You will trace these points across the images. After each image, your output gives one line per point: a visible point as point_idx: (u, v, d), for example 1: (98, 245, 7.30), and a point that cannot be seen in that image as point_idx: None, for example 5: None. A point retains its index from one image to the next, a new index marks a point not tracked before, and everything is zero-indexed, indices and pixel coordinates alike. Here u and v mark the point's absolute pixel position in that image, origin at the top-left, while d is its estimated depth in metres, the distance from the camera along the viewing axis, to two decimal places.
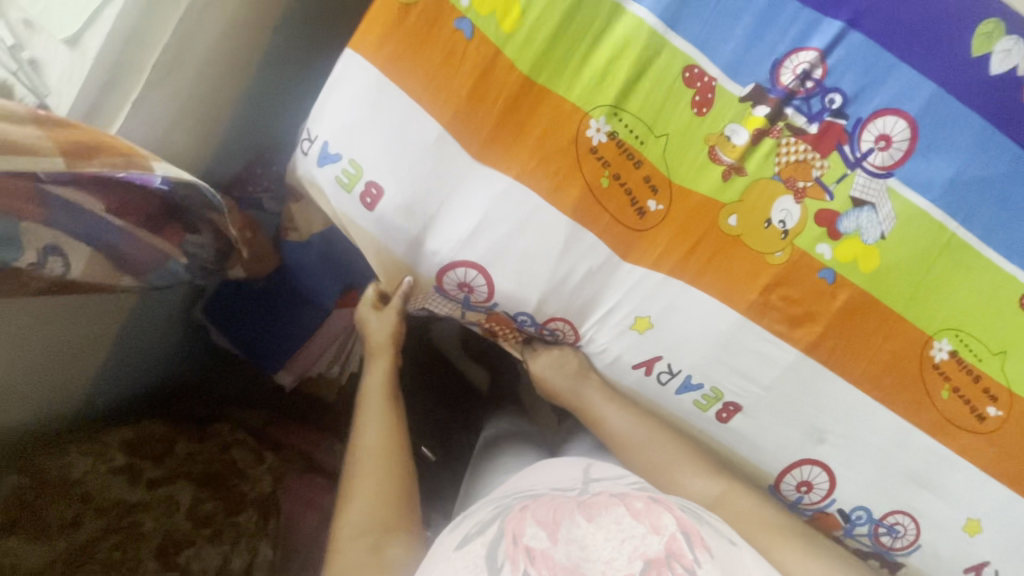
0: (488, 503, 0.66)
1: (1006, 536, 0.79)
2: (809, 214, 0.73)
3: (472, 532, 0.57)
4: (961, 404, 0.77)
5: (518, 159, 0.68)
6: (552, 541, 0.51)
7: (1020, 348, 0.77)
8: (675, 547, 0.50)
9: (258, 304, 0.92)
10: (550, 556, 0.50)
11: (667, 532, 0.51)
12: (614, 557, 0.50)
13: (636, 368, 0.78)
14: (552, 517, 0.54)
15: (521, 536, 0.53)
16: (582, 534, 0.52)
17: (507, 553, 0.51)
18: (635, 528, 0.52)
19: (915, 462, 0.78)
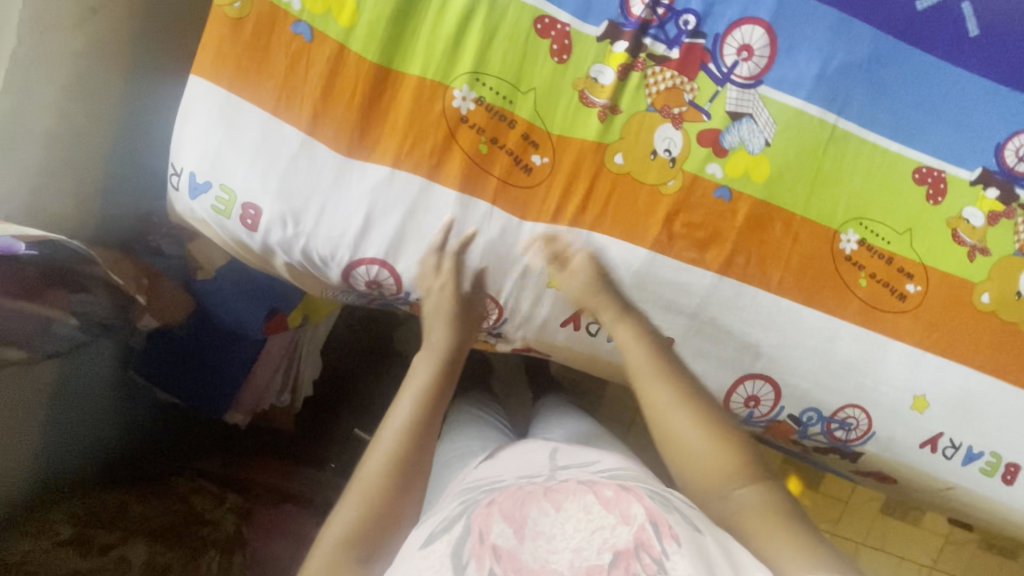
0: (458, 489, 0.69)
1: (950, 403, 0.81)
2: (691, 137, 0.74)
3: (437, 529, 0.56)
4: (881, 288, 0.79)
5: (392, 144, 0.68)
6: (519, 540, 0.51)
7: (923, 221, 0.79)
8: (643, 537, 0.50)
9: (191, 349, 0.90)
10: (518, 555, 0.50)
11: (637, 521, 0.51)
12: (583, 550, 0.50)
13: (564, 326, 0.77)
14: (517, 506, 0.55)
15: (488, 534, 0.52)
16: (549, 525, 0.52)
17: (473, 550, 0.51)
18: (603, 519, 0.52)
19: (851, 354, 0.80)
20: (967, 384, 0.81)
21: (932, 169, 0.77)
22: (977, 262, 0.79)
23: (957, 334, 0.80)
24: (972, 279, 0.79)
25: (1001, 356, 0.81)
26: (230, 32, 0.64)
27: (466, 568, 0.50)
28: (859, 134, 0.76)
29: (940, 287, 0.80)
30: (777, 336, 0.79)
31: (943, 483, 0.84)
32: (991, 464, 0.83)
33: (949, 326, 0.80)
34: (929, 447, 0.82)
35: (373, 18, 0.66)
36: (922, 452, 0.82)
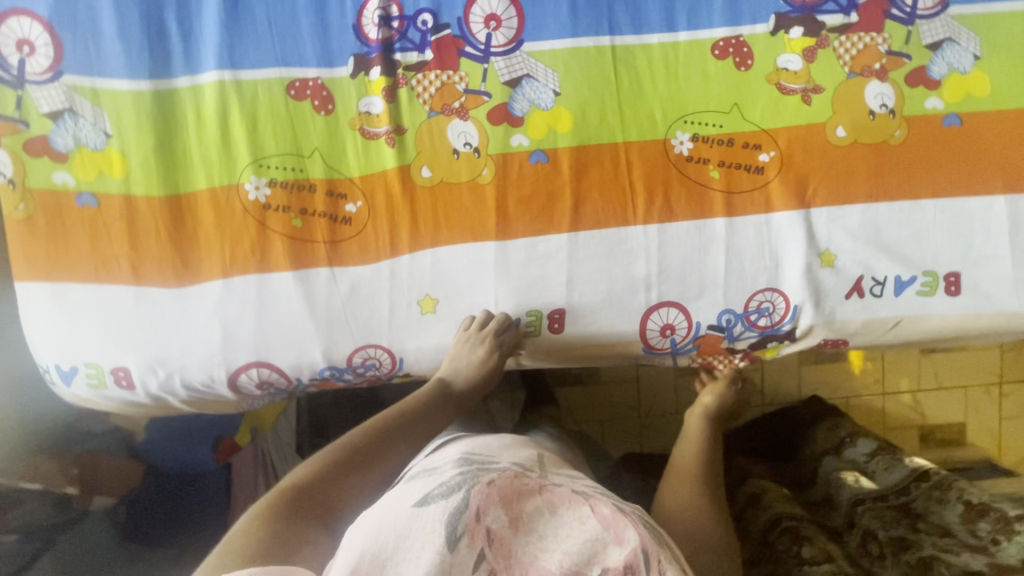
0: (453, 451, 0.63)
1: (854, 246, 0.78)
2: (483, 122, 0.74)
3: (434, 492, 0.52)
4: (736, 172, 0.77)
5: (214, 258, 0.71)
6: (512, 530, 0.49)
7: (745, 92, 0.76)
8: (634, 562, 0.48)
9: (171, 497, 0.93)
10: (508, 547, 0.48)
11: (630, 544, 0.49)
12: (574, 556, 0.48)
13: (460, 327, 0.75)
14: (516, 496, 0.52)
15: (483, 516, 0.49)
16: (543, 525, 0.51)
17: (467, 526, 0.48)
18: (598, 530, 0.50)
19: (737, 244, 0.78)
20: (863, 220, 0.78)
21: (729, 38, 0.76)
22: (815, 104, 0.76)
23: (831, 178, 0.77)
24: (817, 121, 0.77)
25: (884, 179, 0.77)
26: (27, 231, 0.68)
27: (459, 543, 0.47)
28: (640, 41, 0.75)
29: (792, 143, 0.77)
30: (660, 258, 0.78)
31: (891, 322, 0.80)
32: (927, 283, 0.79)
33: (820, 175, 0.77)
34: (856, 294, 0.79)
35: (142, 160, 0.69)
36: (852, 303, 0.80)
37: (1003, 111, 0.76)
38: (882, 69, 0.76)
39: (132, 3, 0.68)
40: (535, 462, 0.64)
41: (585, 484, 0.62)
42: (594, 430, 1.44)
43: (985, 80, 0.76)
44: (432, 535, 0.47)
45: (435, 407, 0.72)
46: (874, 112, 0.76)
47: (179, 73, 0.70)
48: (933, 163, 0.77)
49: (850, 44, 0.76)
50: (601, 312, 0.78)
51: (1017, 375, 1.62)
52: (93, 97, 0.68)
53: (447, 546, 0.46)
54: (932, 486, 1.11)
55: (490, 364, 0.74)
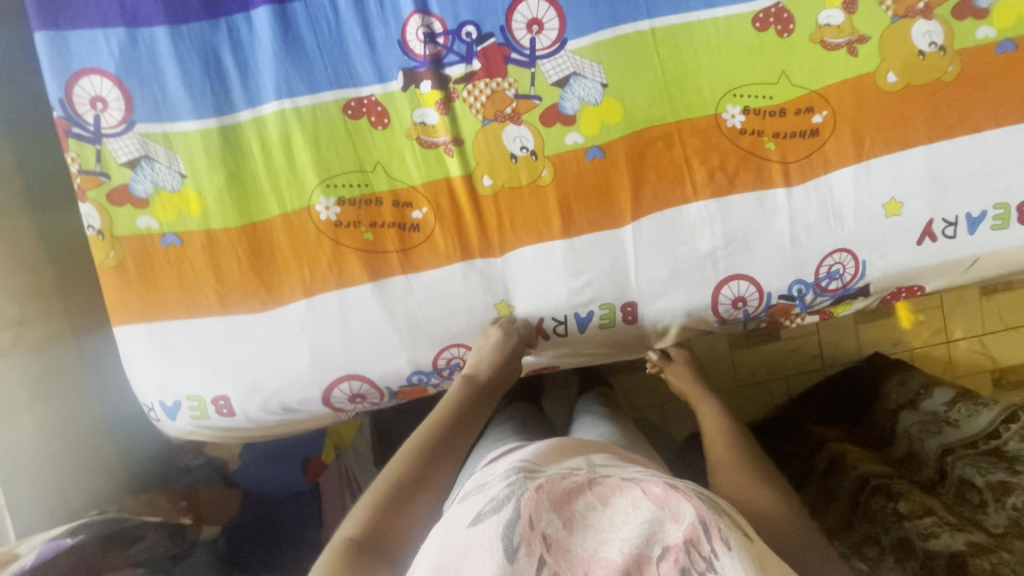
0: (499, 470, 0.62)
1: (921, 189, 0.77)
2: (536, 125, 0.75)
3: (486, 509, 0.53)
4: (790, 138, 0.77)
5: (295, 279, 0.73)
6: (567, 530, 0.49)
7: (791, 56, 0.76)
8: (694, 536, 0.47)
9: (267, 518, 0.94)
10: (567, 547, 0.48)
11: (688, 518, 0.48)
12: (633, 540, 0.48)
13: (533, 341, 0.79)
14: (565, 497, 0.52)
15: (536, 522, 0.49)
16: (597, 518, 0.50)
17: (523, 535, 0.48)
18: (651, 510, 0.49)
19: (798, 203, 0.78)
20: (927, 162, 0.77)
21: (769, 8, 0.76)
22: (862, 53, 0.76)
23: (887, 126, 0.77)
24: (868, 71, 0.76)
25: (942, 117, 0.76)
26: (118, 276, 0.72)
27: (517, 554, 0.47)
28: (681, 22, 0.76)
29: (842, 101, 0.77)
30: (724, 227, 0.78)
31: (967, 261, 0.79)
32: (999, 216, 0.78)
33: (877, 125, 0.77)
34: (928, 239, 0.79)
35: (216, 195, 0.72)
36: (926, 248, 0.79)
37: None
38: (926, 7, 0.75)
39: (190, 48, 0.71)
40: (585, 462, 0.64)
41: (637, 471, 0.61)
42: (657, 413, 1.44)
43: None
44: (490, 552, 0.48)
45: (465, 413, 0.70)
46: (924, 51, 0.75)
47: (240, 108, 0.72)
48: (992, 93, 0.75)
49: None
50: (670, 291, 0.79)
51: None
52: (166, 142, 0.71)
53: (506, 559, 0.47)
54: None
55: (510, 346, 0.74)
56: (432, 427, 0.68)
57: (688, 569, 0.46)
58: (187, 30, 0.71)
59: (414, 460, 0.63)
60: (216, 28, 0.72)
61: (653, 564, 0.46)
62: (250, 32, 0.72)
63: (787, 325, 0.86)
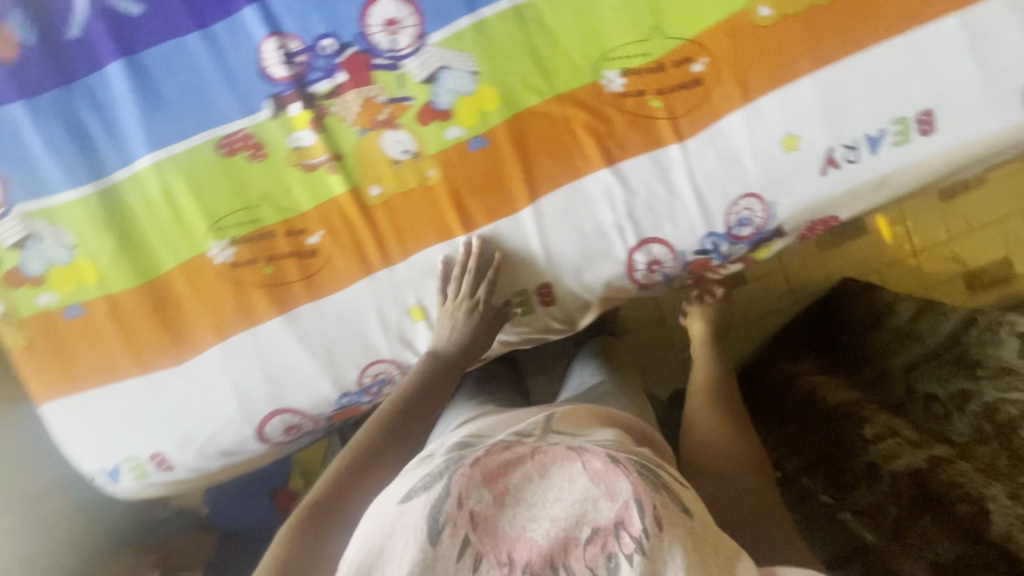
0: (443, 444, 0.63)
1: (815, 119, 0.75)
2: (414, 127, 0.74)
3: (418, 486, 0.53)
4: (674, 92, 0.75)
5: (204, 327, 0.73)
6: (498, 507, 0.49)
7: (659, 7, 0.74)
8: (625, 515, 0.47)
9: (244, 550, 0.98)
10: (495, 525, 0.48)
11: (622, 497, 0.48)
12: (561, 522, 0.47)
13: None
14: (500, 470, 0.52)
15: (466, 499, 0.49)
16: (531, 491, 0.50)
17: (449, 515, 0.48)
18: (587, 487, 0.49)
19: (693, 156, 0.77)
20: (816, 90, 0.75)
21: None
22: None
23: (770, 62, 0.74)
24: (738, 9, 0.74)
25: (824, 42, 0.73)
26: (31, 356, 0.73)
27: (440, 533, 0.47)
28: None
29: (720, 45, 0.74)
30: (623, 196, 0.77)
31: (875, 183, 0.78)
32: (900, 132, 0.76)
33: (760, 62, 0.74)
34: (832, 168, 0.77)
35: (109, 259, 0.72)
36: (831, 177, 0.77)
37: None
38: None
39: (53, 119, 0.71)
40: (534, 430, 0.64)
41: (589, 440, 0.61)
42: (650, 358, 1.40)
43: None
44: (415, 531, 0.48)
45: (433, 383, 0.73)
46: None
47: (115, 168, 0.72)
48: (868, 9, 0.73)
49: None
50: (582, 268, 0.79)
51: None
52: (48, 216, 0.71)
53: (428, 540, 0.47)
54: (982, 330, 1.07)
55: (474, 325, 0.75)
56: (399, 396, 0.71)
57: (613, 554, 0.47)
58: (44, 100, 0.71)
59: (371, 437, 0.66)
60: (74, 93, 0.71)
61: (579, 548, 0.47)
62: (108, 91, 0.72)
63: (712, 276, 0.86)
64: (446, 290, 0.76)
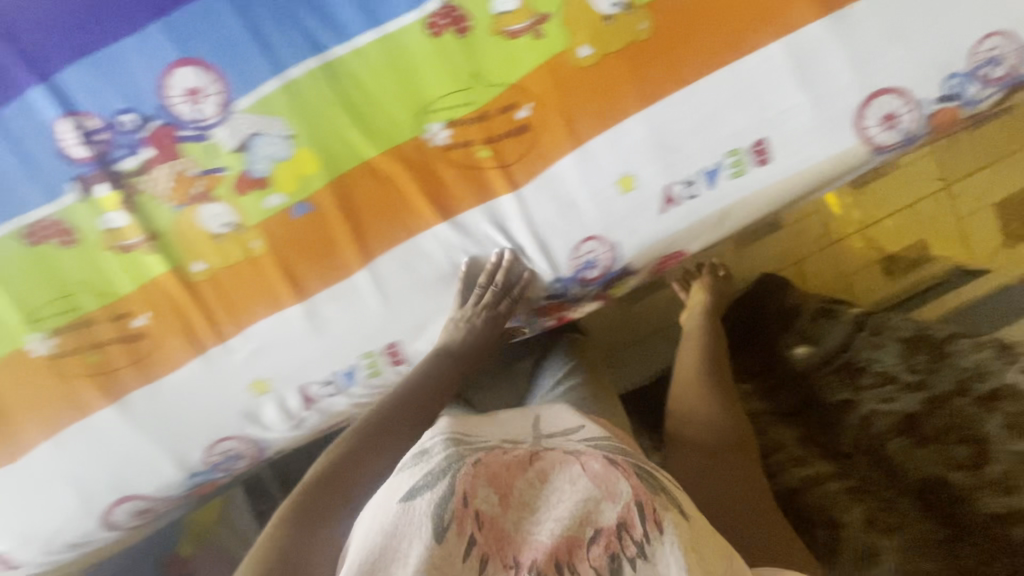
0: (435, 431, 0.63)
1: (648, 157, 0.74)
2: (231, 198, 0.71)
3: (419, 484, 0.53)
4: (502, 140, 0.72)
5: (31, 424, 0.71)
6: (503, 508, 0.52)
7: (477, 54, 0.70)
8: (626, 517, 0.50)
9: None
10: (501, 526, 0.51)
11: (623, 496, 0.51)
12: (564, 520, 0.50)
13: (304, 409, 0.77)
14: (507, 473, 0.54)
15: (471, 499, 0.51)
16: (536, 497, 0.53)
17: (454, 512, 0.49)
18: (590, 488, 0.52)
19: (529, 204, 0.75)
20: (646, 129, 0.73)
21: (437, 10, 0.69)
22: (548, 33, 0.69)
23: (597, 103, 0.71)
24: (558, 50, 0.70)
25: (648, 80, 0.71)
26: None
27: (446, 533, 0.48)
28: (350, 50, 0.70)
29: (543, 89, 0.71)
30: (464, 246, 0.76)
31: (716, 217, 0.76)
32: (735, 163, 0.74)
33: (587, 104, 0.71)
34: (670, 205, 0.75)
35: None
36: (671, 214, 0.76)
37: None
38: None
39: None
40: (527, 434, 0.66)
41: (581, 440, 0.63)
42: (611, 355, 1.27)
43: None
44: (418, 532, 0.49)
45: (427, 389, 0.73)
46: (609, 14, 0.69)
47: None
48: (691, 42, 0.70)
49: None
50: (430, 323, 0.78)
51: (960, 171, 1.54)
52: None
53: (434, 537, 0.48)
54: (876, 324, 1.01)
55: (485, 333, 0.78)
56: (384, 402, 0.72)
57: (616, 555, 0.49)
58: None
59: (369, 425, 0.68)
60: None
61: (584, 548, 0.49)
62: None
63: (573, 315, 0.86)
64: (466, 296, 0.77)
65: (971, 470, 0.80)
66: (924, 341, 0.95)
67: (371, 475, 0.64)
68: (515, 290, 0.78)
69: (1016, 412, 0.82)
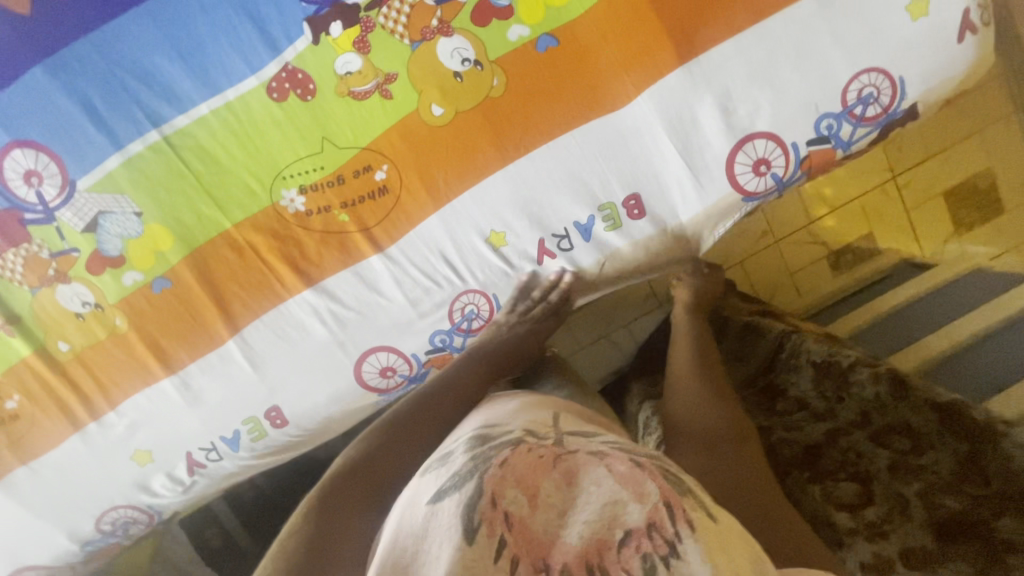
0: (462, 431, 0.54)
1: (516, 212, 0.71)
2: (87, 278, 0.69)
3: (446, 484, 0.44)
4: (360, 203, 0.70)
5: None
6: (530, 509, 0.42)
7: (325, 117, 0.67)
8: (657, 518, 0.41)
9: None
10: (531, 530, 0.40)
11: (651, 498, 0.41)
12: (592, 522, 0.40)
13: (190, 474, 0.77)
14: (532, 474, 0.44)
15: (499, 499, 0.41)
16: (562, 499, 0.42)
17: (484, 514, 0.40)
18: (615, 489, 0.42)
19: (398, 267, 0.72)
20: (510, 185, 0.70)
21: (278, 73, 0.66)
22: (396, 93, 0.66)
23: (455, 161, 0.69)
24: (408, 110, 0.67)
25: (507, 136, 0.68)
26: None
27: (477, 534, 0.39)
28: (192, 120, 0.67)
29: (398, 150, 0.68)
30: (331, 311, 0.73)
31: (593, 266, 0.75)
32: (609, 216, 0.72)
33: (445, 162, 0.69)
34: (547, 258, 0.73)
35: None
36: (548, 266, 0.74)
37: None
38: (441, 23, 0.64)
39: None
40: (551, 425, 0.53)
41: (603, 441, 0.50)
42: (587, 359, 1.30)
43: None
44: (448, 532, 0.40)
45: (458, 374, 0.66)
46: (459, 72, 0.65)
47: None
48: (547, 95, 0.67)
49: (395, 12, 0.64)
50: (305, 392, 0.76)
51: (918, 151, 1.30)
52: None
53: (464, 539, 0.39)
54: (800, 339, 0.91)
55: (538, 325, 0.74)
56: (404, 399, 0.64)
57: (649, 556, 0.39)
58: None
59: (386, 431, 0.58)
60: None
61: (614, 551, 0.39)
62: None
63: None
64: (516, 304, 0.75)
65: (852, 512, 0.72)
66: (840, 362, 0.83)
67: (401, 473, 0.55)
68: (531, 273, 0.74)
69: (915, 453, 0.73)
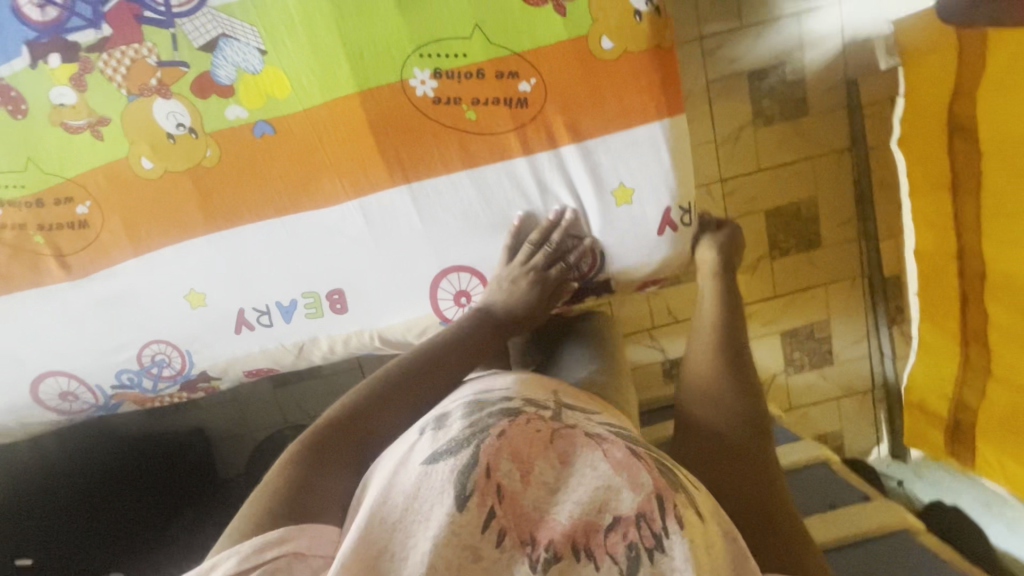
0: (454, 396, 0.54)
1: (218, 277, 0.71)
2: None
3: (441, 448, 0.44)
4: (59, 229, 0.69)
5: None
6: (522, 483, 0.42)
7: (32, 142, 0.66)
8: (647, 508, 0.40)
9: None
10: (521, 504, 0.40)
11: (646, 488, 0.41)
12: (580, 504, 0.40)
13: None
14: (529, 447, 0.44)
15: (494, 470, 0.41)
16: (555, 478, 0.43)
17: (476, 483, 0.40)
18: (608, 474, 0.42)
19: (88, 300, 0.72)
20: (210, 253, 0.70)
21: None
22: (108, 137, 0.65)
23: (161, 215, 0.69)
24: (120, 156, 0.66)
25: (217, 203, 0.68)
26: None
27: (468, 502, 0.39)
28: None
29: (104, 191, 0.68)
30: (12, 328, 0.73)
31: (293, 347, 0.74)
32: (312, 304, 0.72)
33: (149, 212, 0.69)
34: (246, 328, 0.73)
35: None
36: (247, 336, 0.74)
37: (323, 103, 0.64)
38: (160, 84, 0.63)
39: None
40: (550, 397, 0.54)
41: (605, 424, 0.51)
42: None
43: (285, 77, 0.63)
44: (439, 497, 0.40)
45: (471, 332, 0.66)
46: (174, 134, 0.65)
47: None
48: (264, 173, 0.67)
49: (115, 62, 0.63)
50: None
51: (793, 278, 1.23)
52: None
53: (455, 506, 0.39)
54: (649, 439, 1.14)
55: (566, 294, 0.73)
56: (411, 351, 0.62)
57: (634, 545, 0.38)
58: None
59: (392, 374, 0.58)
60: None
61: (601, 534, 0.39)
62: None
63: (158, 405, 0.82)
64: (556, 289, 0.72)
65: None
66: None
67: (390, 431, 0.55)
68: (571, 258, 0.69)
69: None
